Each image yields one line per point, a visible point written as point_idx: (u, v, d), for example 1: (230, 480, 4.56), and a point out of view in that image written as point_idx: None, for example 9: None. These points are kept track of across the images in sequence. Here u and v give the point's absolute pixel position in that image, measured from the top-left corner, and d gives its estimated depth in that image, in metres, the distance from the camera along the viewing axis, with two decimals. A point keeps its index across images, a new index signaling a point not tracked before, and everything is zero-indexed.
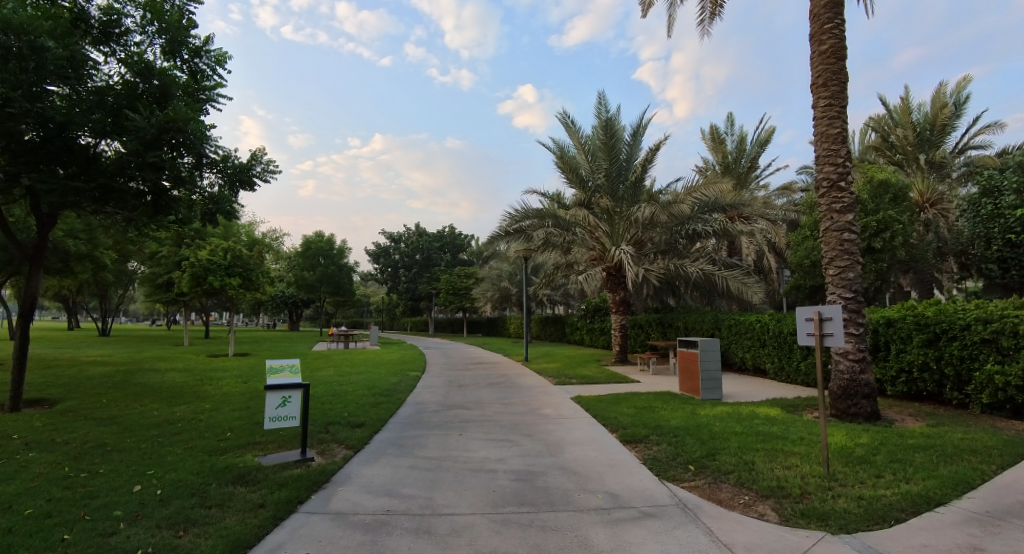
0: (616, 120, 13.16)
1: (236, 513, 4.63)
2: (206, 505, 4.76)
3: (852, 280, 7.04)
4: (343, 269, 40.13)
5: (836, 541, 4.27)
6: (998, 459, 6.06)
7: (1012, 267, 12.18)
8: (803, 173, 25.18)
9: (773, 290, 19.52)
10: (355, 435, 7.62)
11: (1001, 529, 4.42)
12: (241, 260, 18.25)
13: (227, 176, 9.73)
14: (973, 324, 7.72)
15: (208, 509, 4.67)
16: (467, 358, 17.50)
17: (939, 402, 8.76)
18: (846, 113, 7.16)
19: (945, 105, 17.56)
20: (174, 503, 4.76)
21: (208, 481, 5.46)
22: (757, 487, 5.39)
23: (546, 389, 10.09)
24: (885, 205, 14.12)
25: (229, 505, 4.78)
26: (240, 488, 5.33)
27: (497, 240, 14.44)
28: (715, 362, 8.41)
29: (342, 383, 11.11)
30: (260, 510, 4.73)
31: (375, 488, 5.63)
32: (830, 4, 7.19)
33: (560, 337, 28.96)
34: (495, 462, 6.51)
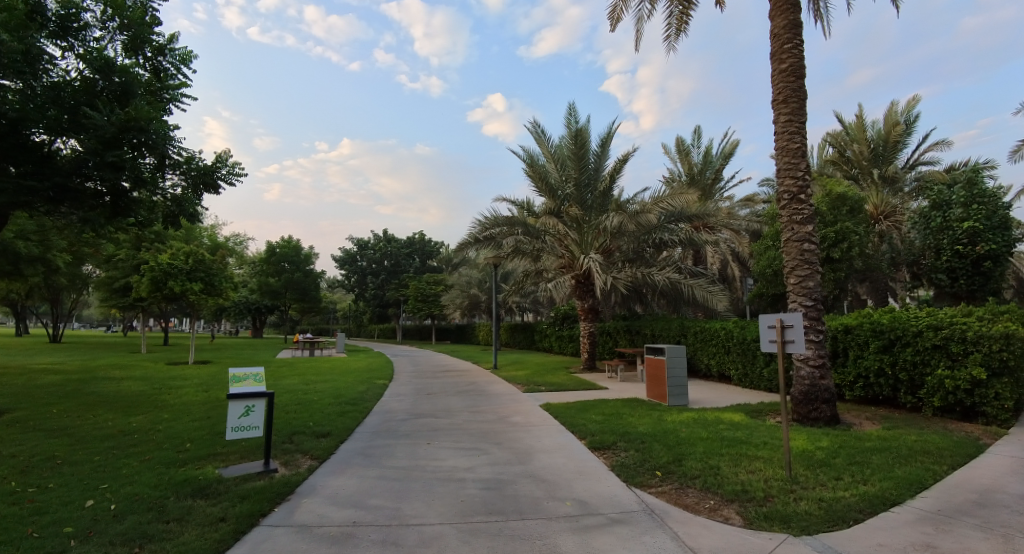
0: (585, 130, 13.27)
1: (195, 527, 4.45)
2: (164, 520, 4.56)
3: (812, 288, 7.27)
4: (310, 276, 39.30)
5: (798, 542, 4.37)
6: (948, 460, 6.35)
7: (960, 277, 12.74)
8: (764, 185, 25.99)
9: (736, 298, 20.02)
10: (321, 445, 7.45)
11: (951, 527, 4.61)
12: (203, 264, 17.63)
13: (191, 178, 9.44)
14: (925, 331, 8.10)
15: (166, 524, 4.48)
16: (435, 366, 17.32)
17: (894, 406, 9.10)
18: (805, 129, 7.43)
19: (898, 123, 18.39)
20: (129, 518, 4.54)
21: (166, 494, 5.24)
22: (722, 491, 5.49)
23: (515, 396, 10.07)
24: (843, 217, 14.67)
25: (189, 520, 4.59)
26: (199, 501, 5.13)
27: (466, 246, 14.36)
28: (681, 368, 8.55)
29: (308, 391, 10.85)
30: (221, 524, 4.56)
31: (342, 499, 5.50)
32: (788, 24, 7.44)
33: (530, 344, 29.02)
34: (464, 471, 6.45)
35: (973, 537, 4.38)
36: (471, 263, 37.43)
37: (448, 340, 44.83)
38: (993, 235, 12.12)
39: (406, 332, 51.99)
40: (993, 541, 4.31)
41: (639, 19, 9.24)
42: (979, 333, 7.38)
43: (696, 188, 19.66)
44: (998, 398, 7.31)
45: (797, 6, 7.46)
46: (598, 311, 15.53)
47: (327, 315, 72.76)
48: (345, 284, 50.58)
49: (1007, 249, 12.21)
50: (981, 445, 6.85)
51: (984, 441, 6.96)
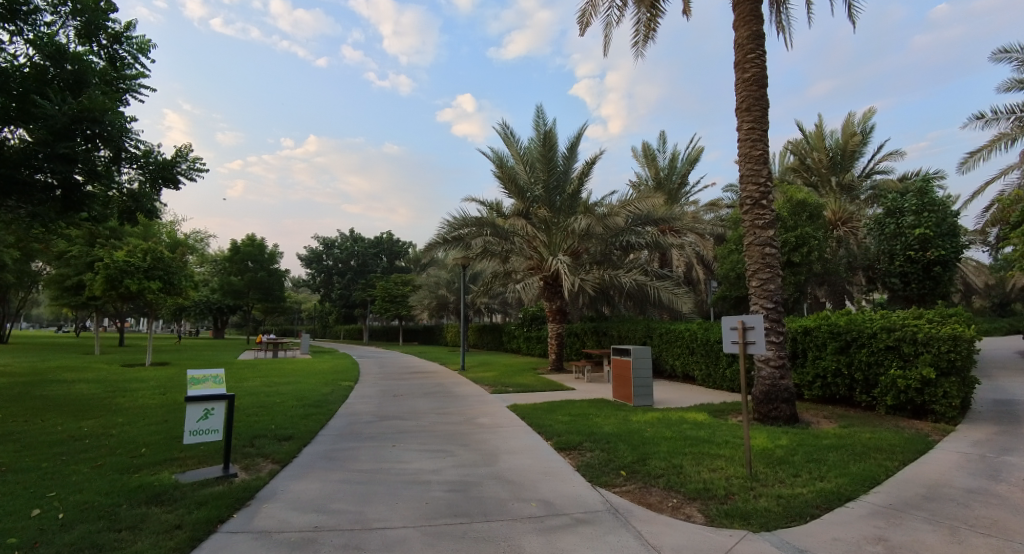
0: (554, 132, 13.35)
1: (149, 535, 4.26)
2: (115, 529, 4.35)
3: (773, 291, 7.48)
4: (275, 275, 38.28)
5: (757, 538, 4.48)
6: (899, 456, 6.62)
7: (912, 281, 13.29)
8: (729, 190, 26.67)
9: (701, 300, 20.44)
10: (283, 449, 7.25)
11: (901, 521, 4.80)
12: (162, 262, 16.96)
13: (148, 172, 9.08)
14: (879, 333, 8.44)
15: (117, 533, 4.27)
16: (402, 367, 17.13)
17: (850, 405, 9.42)
18: (767, 136, 7.64)
19: (855, 133, 19.06)
20: (78, 528, 4.32)
21: (118, 502, 5.00)
22: (685, 490, 5.59)
23: (482, 398, 10.03)
24: (803, 222, 15.16)
25: (142, 528, 4.39)
26: (154, 509, 4.91)
27: (435, 247, 14.26)
28: (646, 369, 8.66)
29: (271, 394, 10.56)
30: (176, 531, 4.38)
31: (304, 504, 5.36)
32: (752, 35, 7.63)
33: (498, 345, 29.02)
34: (429, 473, 6.38)
35: (921, 530, 4.58)
36: (439, 263, 37.19)
37: (415, 341, 44.44)
38: (943, 242, 12.73)
39: (373, 333, 51.31)
40: (940, 533, 4.51)
41: (608, 25, 9.35)
42: (929, 335, 7.73)
43: (663, 192, 20.02)
44: (947, 396, 7.66)
45: (760, 17, 7.66)
46: (566, 312, 15.61)
47: (293, 315, 71.09)
48: (311, 283, 49.54)
49: (955, 255, 12.83)
50: (930, 441, 7.17)
51: (933, 437, 7.29)
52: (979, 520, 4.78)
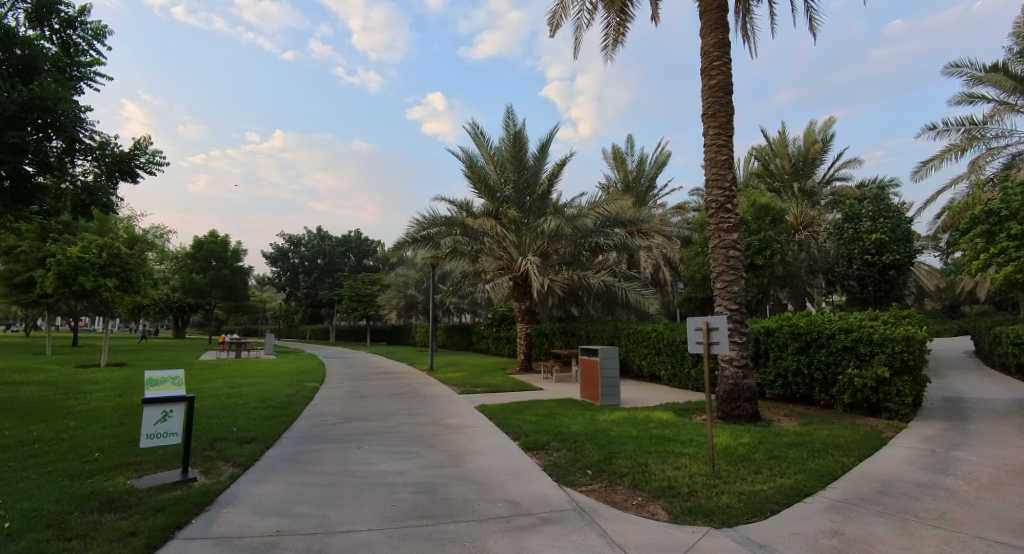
0: (524, 133, 13.37)
1: (101, 543, 4.07)
2: (65, 537, 4.14)
3: (736, 293, 7.66)
4: (239, 273, 37.17)
5: (719, 535, 4.57)
6: (854, 452, 6.87)
7: (869, 283, 13.81)
8: (695, 194, 27.24)
9: (668, 301, 20.78)
10: (245, 452, 7.05)
11: (856, 514, 4.98)
12: (119, 258, 16.27)
13: (104, 164, 8.72)
14: (837, 333, 8.75)
15: (67, 542, 4.07)
16: (370, 367, 16.91)
17: (809, 403, 9.72)
18: (732, 142, 7.82)
19: (816, 141, 19.71)
20: (24, 537, 4.10)
21: (69, 509, 4.77)
22: (649, 488, 5.66)
23: (450, 398, 9.96)
24: (766, 226, 15.60)
25: (94, 536, 4.20)
26: (107, 516, 4.70)
27: (403, 246, 14.10)
28: (613, 369, 8.76)
29: (233, 395, 10.25)
30: (130, 539, 4.20)
31: (265, 508, 5.22)
32: (718, 43, 7.80)
33: (467, 345, 28.92)
34: (395, 475, 6.31)
35: (874, 523, 4.76)
36: (408, 262, 36.81)
37: (383, 341, 43.89)
38: (897, 247, 13.28)
39: (340, 333, 50.45)
40: (891, 526, 4.69)
41: (578, 28, 9.42)
42: (884, 335, 8.06)
43: (632, 195, 20.30)
44: (900, 394, 7.99)
45: (726, 26, 7.84)
46: (535, 312, 15.66)
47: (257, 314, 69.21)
48: (277, 282, 48.34)
49: (908, 260, 13.40)
50: (884, 438, 7.47)
51: (886, 434, 7.59)
52: (929, 512, 4.99)
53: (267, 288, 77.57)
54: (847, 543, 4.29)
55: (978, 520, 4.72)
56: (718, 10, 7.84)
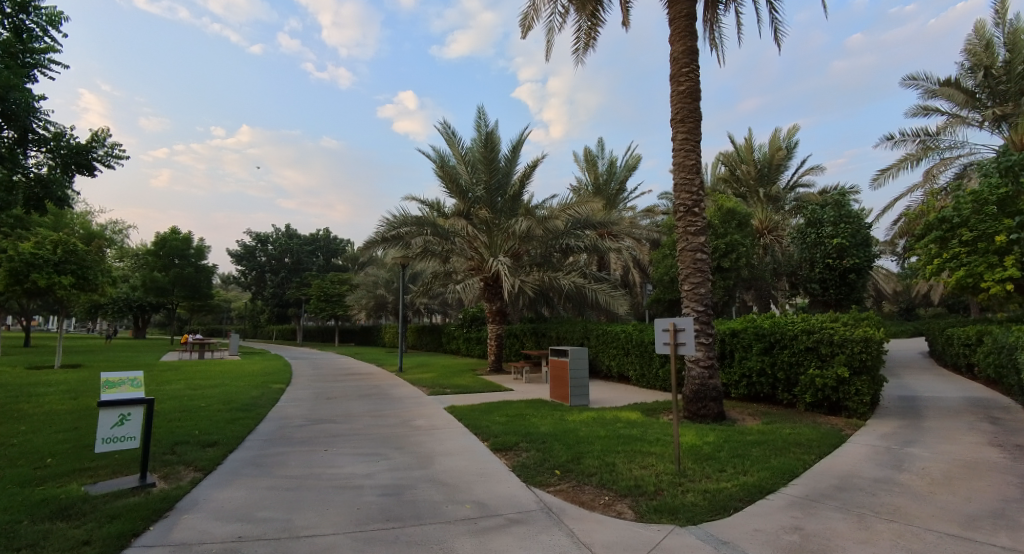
0: (496, 134, 13.39)
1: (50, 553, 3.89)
2: (12, 547, 3.94)
3: (703, 295, 7.81)
4: (203, 271, 35.95)
5: (683, 532, 4.65)
6: (814, 450, 7.09)
7: (830, 286, 14.25)
8: (664, 198, 27.73)
9: (637, 303, 21.05)
10: (207, 456, 6.85)
11: (815, 510, 5.14)
12: (75, 255, 15.63)
13: (59, 156, 8.35)
14: (799, 334, 9.03)
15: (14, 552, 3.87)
16: (338, 369, 16.64)
17: (772, 402, 9.98)
18: (699, 147, 7.98)
19: (780, 148, 20.30)
20: None
21: (16, 518, 4.54)
22: (616, 487, 5.72)
23: (419, 399, 9.88)
24: (732, 230, 15.99)
25: (43, 545, 4.01)
26: (59, 524, 4.50)
27: (373, 245, 13.91)
28: (582, 369, 8.84)
29: (195, 397, 9.96)
30: (83, 548, 4.02)
31: (227, 513, 5.08)
32: (686, 50, 7.96)
33: (437, 346, 28.76)
34: (362, 477, 6.22)
35: (833, 518, 4.91)
36: (378, 262, 36.36)
37: (353, 342, 43.26)
38: (856, 251, 13.77)
39: (308, 334, 49.49)
40: (849, 520, 4.85)
41: (550, 30, 9.47)
42: (844, 336, 8.37)
43: (603, 198, 20.55)
44: (859, 394, 8.28)
45: (694, 34, 8.00)
46: (506, 313, 15.70)
47: (221, 313, 67.27)
48: (242, 281, 47.08)
49: (868, 264, 13.91)
50: (842, 435, 7.73)
51: (845, 432, 7.85)
52: (884, 507, 5.19)
53: (232, 286, 75.44)
54: (807, 538, 4.41)
55: (930, 513, 4.92)
56: (687, 18, 8.00)
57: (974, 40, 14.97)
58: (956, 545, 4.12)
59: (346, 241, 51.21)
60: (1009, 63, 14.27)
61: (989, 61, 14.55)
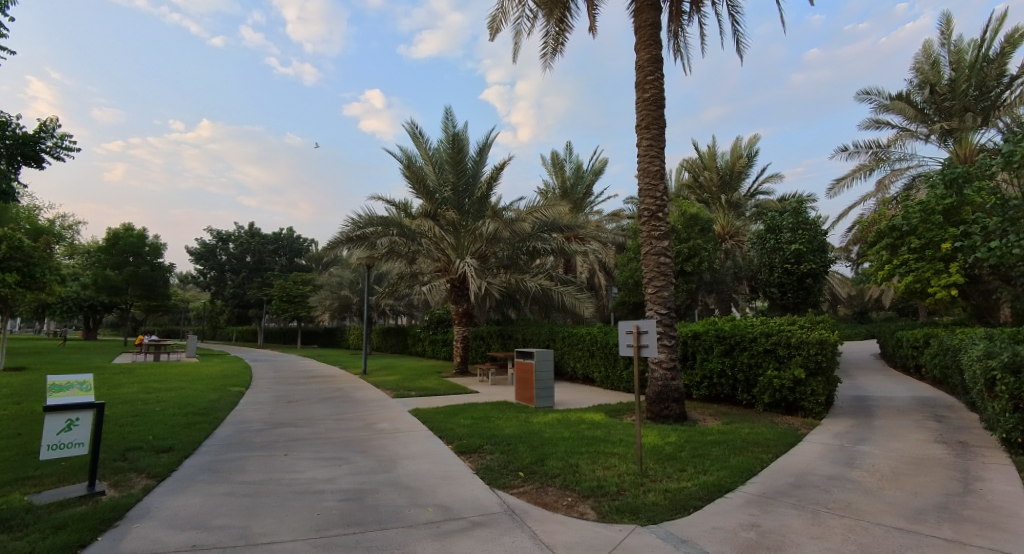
0: (464, 136, 13.37)
1: None
2: None
3: (666, 298, 7.98)
4: (159, 270, 34.85)
5: (645, 532, 4.73)
6: (771, 449, 7.33)
7: (788, 290, 14.73)
8: (630, 202, 28.20)
9: (602, 306, 21.33)
10: (161, 462, 6.60)
11: (772, 508, 5.31)
12: (20, 251, 14.82)
13: (4, 146, 7.91)
14: (758, 337, 9.34)
15: None
16: (299, 371, 16.28)
17: (732, 403, 10.25)
18: (663, 154, 8.16)
19: (741, 156, 20.94)
20: None
21: None
22: (579, 488, 5.79)
23: (383, 402, 9.76)
24: (695, 235, 16.41)
25: None
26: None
27: (338, 245, 13.68)
28: (548, 371, 8.91)
29: (148, 401, 9.59)
30: None
31: (181, 521, 4.91)
32: (651, 58, 8.12)
33: (402, 348, 28.48)
34: (323, 482, 6.11)
35: (788, 515, 5.08)
36: (343, 263, 35.78)
37: (318, 343, 42.45)
38: (813, 257, 14.33)
39: (271, 336, 48.24)
40: (803, 517, 5.03)
41: (518, 33, 9.52)
42: (801, 339, 8.72)
43: (570, 201, 20.78)
44: (814, 394, 8.60)
45: (659, 43, 8.17)
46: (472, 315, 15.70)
47: (178, 314, 64.81)
48: (202, 281, 45.55)
49: (823, 269, 14.47)
50: (798, 435, 8.00)
51: (801, 431, 8.14)
52: (836, 503, 5.40)
53: (191, 285, 72.81)
54: (763, 535, 4.55)
55: (878, 508, 5.15)
56: (652, 27, 8.17)
57: (922, 59, 15.77)
58: (902, 538, 4.33)
59: (312, 240, 50.13)
60: (953, 81, 15.06)
61: (936, 79, 15.34)
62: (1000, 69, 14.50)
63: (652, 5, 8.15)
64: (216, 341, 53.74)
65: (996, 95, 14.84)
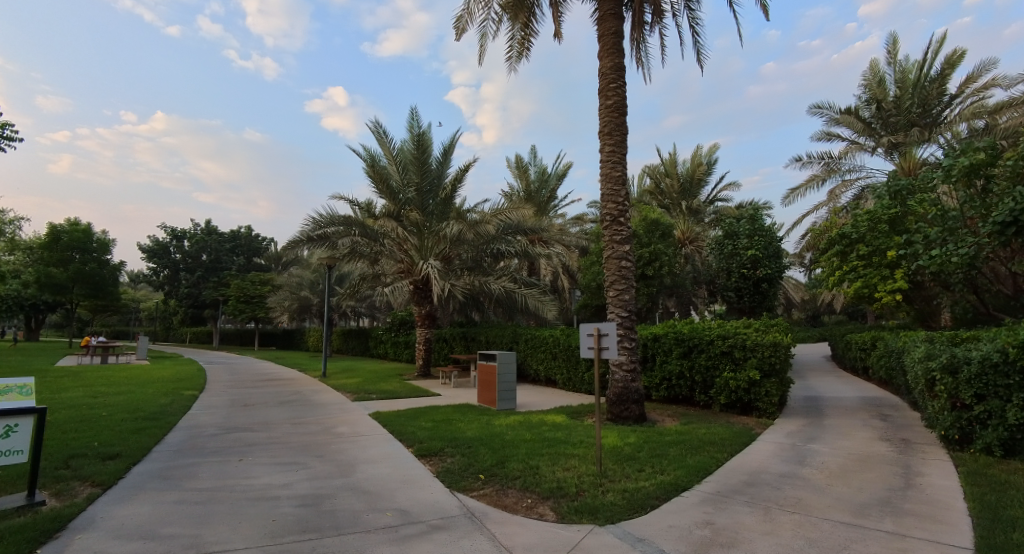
0: (428, 136, 13.40)
1: None
2: None
3: (627, 301, 8.15)
4: (106, 268, 33.24)
5: (602, 532, 4.82)
6: (726, 448, 7.58)
7: (745, 294, 15.21)
8: (593, 206, 28.64)
9: (565, 308, 21.58)
10: (107, 469, 6.31)
11: (725, 506, 5.49)
12: None
13: None
14: (716, 339, 9.65)
15: None
16: (255, 374, 15.79)
17: (690, 404, 10.52)
18: (625, 160, 8.33)
19: (701, 163, 21.57)
20: None
21: None
22: (539, 490, 5.86)
23: (343, 406, 9.61)
24: (655, 240, 16.83)
25: None
26: None
27: (298, 245, 13.41)
28: (510, 373, 8.97)
29: (94, 406, 9.16)
30: None
31: (127, 531, 4.72)
32: (614, 66, 8.28)
33: (364, 350, 28.09)
34: (279, 488, 5.98)
35: (741, 512, 5.27)
36: (304, 263, 35.08)
37: (277, 345, 41.47)
38: (768, 262, 14.87)
39: (227, 337, 46.71)
40: (755, 514, 5.22)
41: (483, 35, 9.54)
42: (756, 341, 9.07)
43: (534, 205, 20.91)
44: (768, 394, 8.94)
45: (621, 52, 8.34)
46: (435, 317, 15.68)
47: (127, 314, 61.97)
48: (154, 280, 43.76)
49: (777, 274, 15.06)
50: (753, 434, 8.30)
51: (755, 430, 8.44)
52: (786, 500, 5.63)
53: (141, 284, 69.94)
54: (716, 532, 4.71)
55: (825, 504, 5.40)
56: (614, 36, 8.33)
57: (869, 76, 16.58)
58: (847, 532, 4.55)
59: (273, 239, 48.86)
60: (899, 98, 15.93)
61: (883, 95, 16.11)
62: (940, 88, 15.52)
63: (614, 14, 8.33)
64: (168, 343, 51.61)
65: (937, 113, 15.88)
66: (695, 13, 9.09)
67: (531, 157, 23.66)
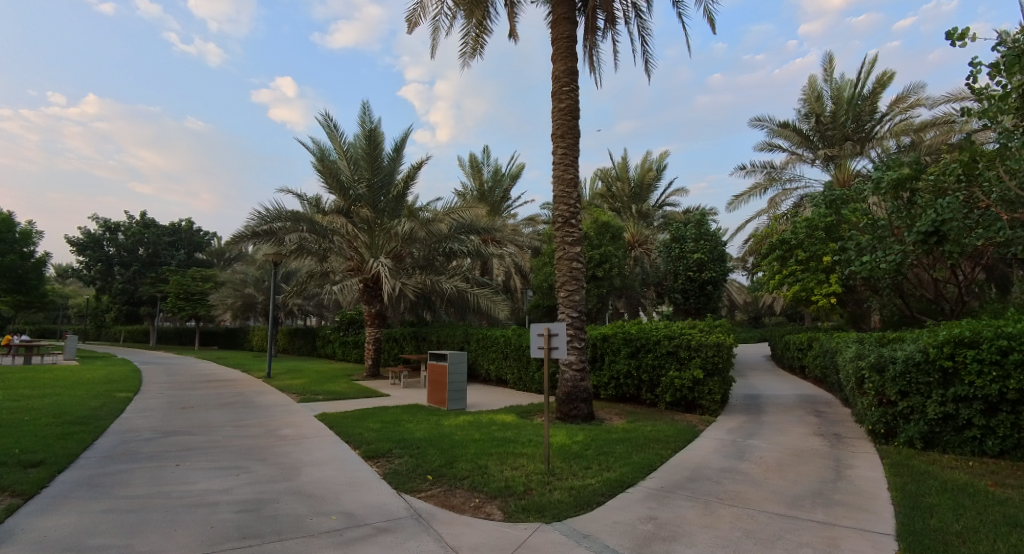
0: (380, 132, 13.19)
1: None
2: None
3: (577, 302, 8.33)
4: (29, 260, 30.82)
5: (549, 529, 4.91)
6: (670, 445, 7.86)
7: (690, 295, 15.80)
8: (546, 208, 28.96)
9: (518, 308, 21.72)
10: (27, 478, 5.87)
11: (668, 501, 5.70)
12: None
13: None
14: (662, 340, 9.99)
15: None
16: (193, 375, 15.07)
17: (636, 402, 10.83)
18: (577, 163, 8.49)
19: (650, 169, 22.22)
20: None
21: None
22: (488, 489, 5.90)
23: (289, 407, 9.34)
24: (605, 242, 17.24)
25: None
26: None
27: (242, 240, 12.82)
28: (460, 373, 8.96)
29: (12, 410, 8.49)
30: None
31: (49, 543, 4.42)
32: (567, 70, 8.42)
33: (311, 350, 27.33)
34: (218, 493, 5.76)
35: (683, 507, 5.49)
36: (249, 259, 33.75)
37: (219, 344, 39.70)
38: (713, 265, 15.49)
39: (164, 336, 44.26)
40: (696, 508, 5.45)
41: (436, 30, 9.46)
42: (700, 341, 9.45)
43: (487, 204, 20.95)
44: (711, 393, 9.33)
45: (575, 56, 8.49)
46: (385, 315, 15.44)
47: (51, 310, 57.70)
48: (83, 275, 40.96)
49: (721, 277, 15.68)
50: (696, 431, 8.65)
51: (698, 427, 8.80)
52: (726, 493, 5.90)
53: (69, 279, 65.29)
54: (659, 526, 4.89)
55: (762, 497, 5.69)
56: (568, 40, 8.47)
57: (808, 92, 17.54)
58: (780, 523, 4.82)
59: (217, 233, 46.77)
60: (835, 113, 16.95)
61: (820, 110, 17.05)
62: (871, 106, 16.61)
63: (567, 18, 8.46)
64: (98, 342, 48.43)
65: (870, 128, 16.91)
66: (645, 23, 9.36)
67: (485, 156, 23.66)
